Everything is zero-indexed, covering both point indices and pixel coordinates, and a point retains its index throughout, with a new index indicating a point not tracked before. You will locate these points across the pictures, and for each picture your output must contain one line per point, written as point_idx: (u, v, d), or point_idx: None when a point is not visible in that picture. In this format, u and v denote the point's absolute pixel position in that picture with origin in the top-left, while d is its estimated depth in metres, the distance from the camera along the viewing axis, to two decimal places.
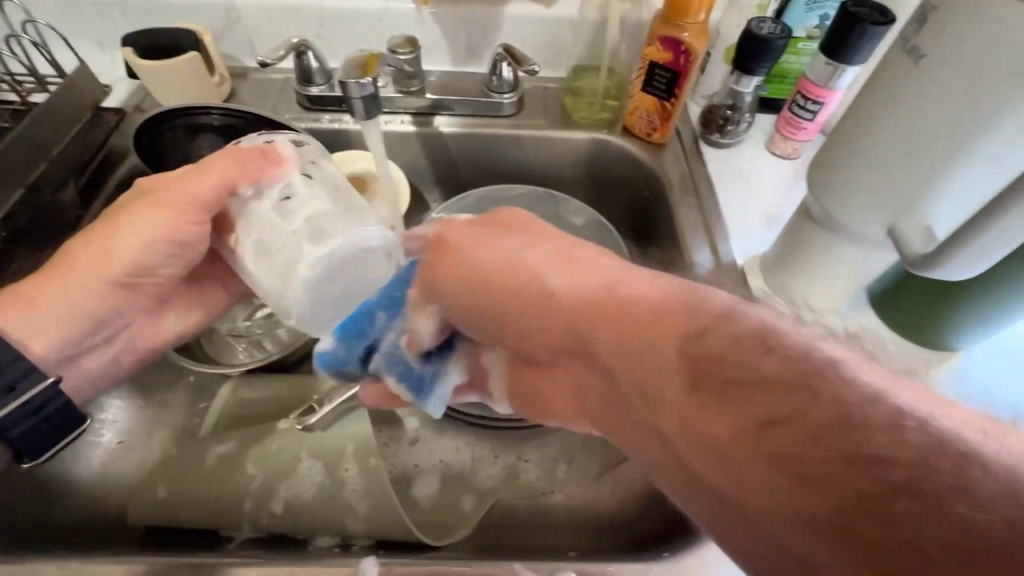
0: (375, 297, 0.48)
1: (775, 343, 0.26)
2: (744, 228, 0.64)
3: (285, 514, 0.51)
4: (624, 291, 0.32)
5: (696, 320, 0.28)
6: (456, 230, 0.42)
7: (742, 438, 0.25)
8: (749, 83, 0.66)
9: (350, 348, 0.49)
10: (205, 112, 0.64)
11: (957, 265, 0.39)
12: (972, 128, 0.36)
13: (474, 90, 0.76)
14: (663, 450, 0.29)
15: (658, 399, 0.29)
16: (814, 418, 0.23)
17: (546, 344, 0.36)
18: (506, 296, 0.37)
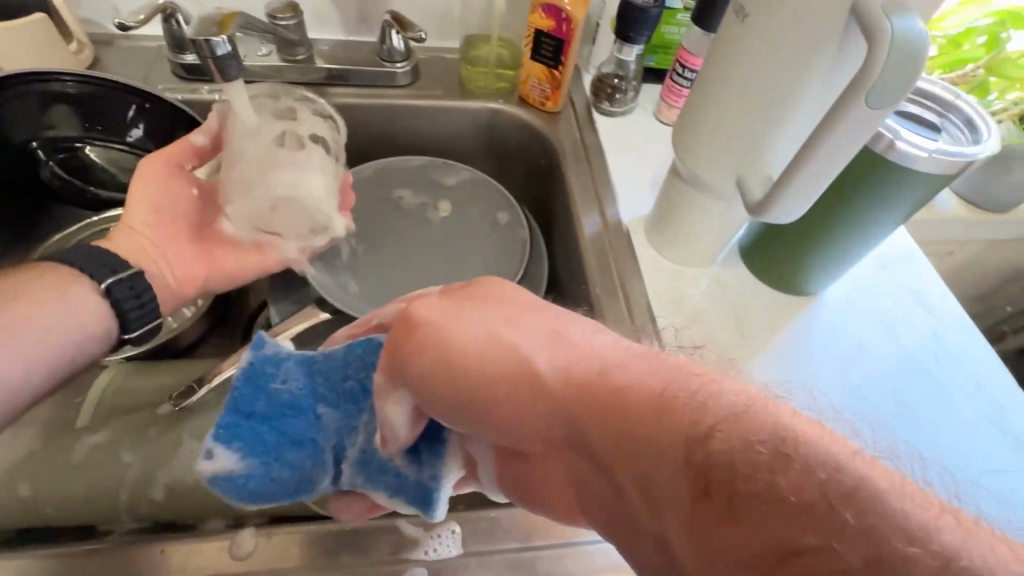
0: (298, 390, 0.42)
1: (767, 442, 0.27)
2: (631, 190, 0.68)
3: (168, 500, 0.49)
4: (626, 390, 0.32)
5: (697, 418, 0.29)
6: (423, 306, 0.38)
7: (747, 560, 0.26)
8: (631, 52, 0.69)
9: (301, 461, 0.40)
10: (55, 77, 0.58)
11: (783, 206, 0.42)
12: (785, 78, 0.40)
13: (366, 60, 0.74)
14: (666, 543, 0.30)
15: (664, 501, 0.29)
16: (835, 552, 0.24)
17: (516, 424, 0.35)
18: (497, 385, 0.35)
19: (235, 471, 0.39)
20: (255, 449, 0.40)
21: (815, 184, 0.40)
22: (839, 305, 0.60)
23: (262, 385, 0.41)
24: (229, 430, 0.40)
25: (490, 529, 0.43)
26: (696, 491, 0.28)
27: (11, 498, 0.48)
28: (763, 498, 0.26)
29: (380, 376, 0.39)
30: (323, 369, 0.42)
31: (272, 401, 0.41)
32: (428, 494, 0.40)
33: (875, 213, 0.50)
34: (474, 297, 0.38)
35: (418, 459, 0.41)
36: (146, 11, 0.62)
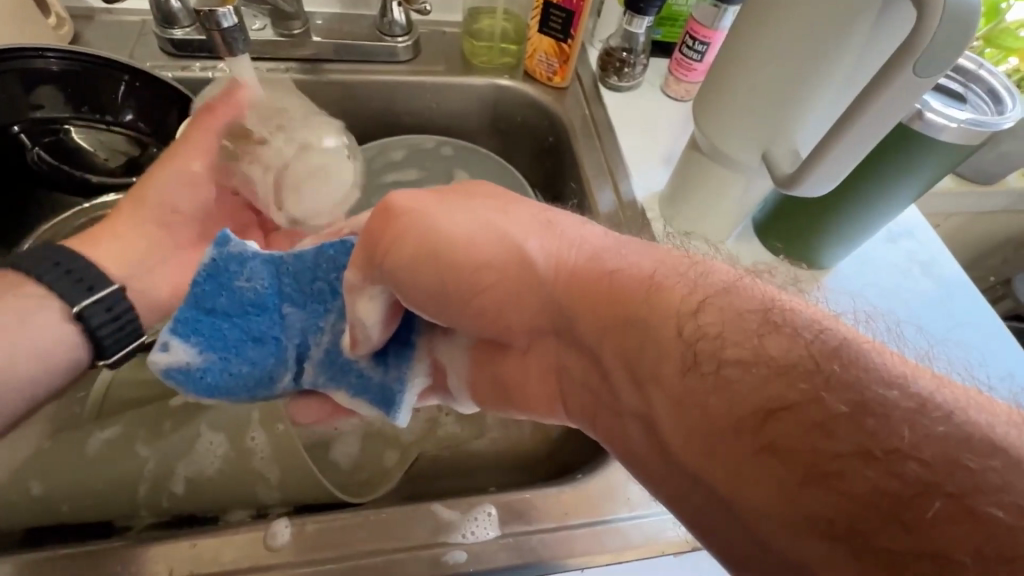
0: (258, 288, 0.43)
1: (759, 310, 0.31)
2: (643, 167, 0.67)
3: (189, 494, 0.47)
4: (617, 273, 0.36)
5: (690, 296, 0.33)
6: (404, 197, 0.40)
7: (733, 418, 0.29)
8: (641, 24, 0.67)
9: (264, 356, 0.44)
10: (38, 54, 0.55)
11: (816, 180, 0.41)
12: (820, 53, 0.39)
13: (364, 34, 0.71)
14: (651, 418, 0.33)
15: (649, 369, 0.33)
16: (817, 399, 0.27)
17: (500, 312, 0.40)
18: (484, 275, 0.38)
19: (193, 363, 0.43)
20: (213, 344, 0.43)
21: (853, 152, 0.39)
22: (851, 276, 0.61)
23: (224, 282, 0.43)
24: (186, 323, 0.43)
25: (524, 508, 0.43)
26: (685, 354, 0.31)
27: (26, 497, 0.46)
28: (750, 360, 0.29)
29: (352, 273, 0.40)
30: (293, 271, 0.44)
31: (240, 296, 0.43)
32: (392, 396, 0.44)
33: (895, 184, 0.50)
34: (461, 191, 0.41)
35: (384, 364, 0.45)
36: None
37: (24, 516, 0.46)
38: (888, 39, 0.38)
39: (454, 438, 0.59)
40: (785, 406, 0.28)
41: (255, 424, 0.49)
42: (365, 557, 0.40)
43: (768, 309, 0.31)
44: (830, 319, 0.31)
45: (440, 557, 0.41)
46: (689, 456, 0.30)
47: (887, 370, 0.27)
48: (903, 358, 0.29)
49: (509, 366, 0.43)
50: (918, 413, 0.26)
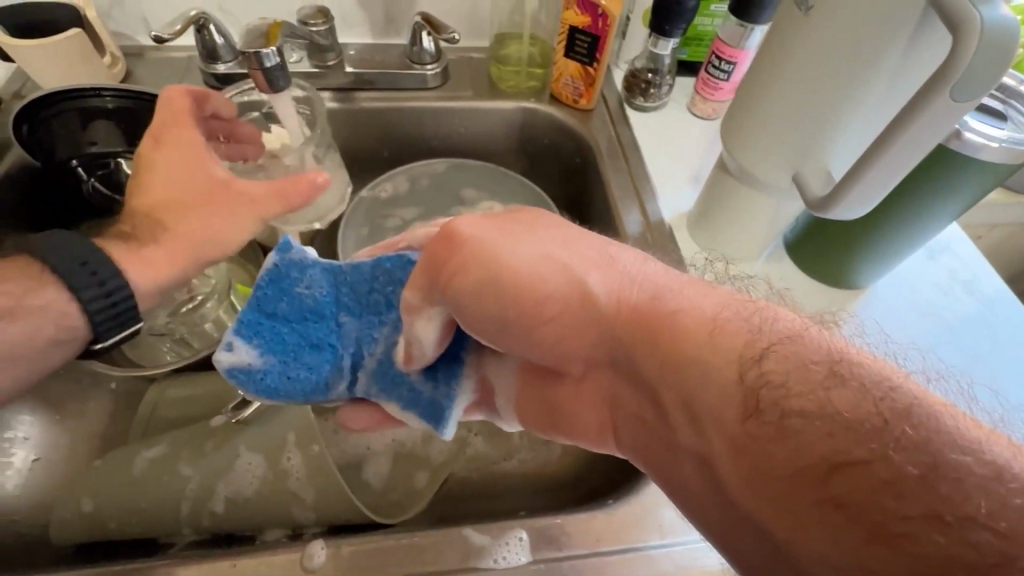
0: (319, 295, 0.45)
1: (824, 361, 0.32)
2: (670, 187, 0.67)
3: (227, 513, 0.48)
4: (681, 314, 0.36)
5: (755, 341, 0.33)
6: (463, 225, 0.40)
7: (800, 468, 0.29)
8: (666, 46, 0.68)
9: (320, 363, 0.45)
10: (94, 93, 0.58)
11: (852, 203, 0.41)
12: (853, 76, 0.39)
13: (395, 62, 0.73)
14: (709, 460, 0.33)
15: (711, 412, 0.33)
16: (886, 457, 0.27)
17: (556, 340, 0.41)
18: (546, 306, 0.39)
19: (254, 365, 0.43)
20: (274, 347, 0.44)
21: (887, 176, 0.38)
22: (889, 298, 0.59)
23: (286, 288, 0.45)
24: (250, 326, 0.44)
25: (554, 535, 0.43)
26: (748, 397, 0.31)
27: (77, 513, 0.48)
28: (815, 412, 0.30)
29: (408, 292, 0.41)
30: (351, 282, 0.46)
31: (303, 303, 0.45)
32: (440, 411, 0.45)
33: (932, 203, 0.49)
34: (517, 220, 0.41)
35: (434, 379, 0.46)
36: (180, 22, 0.62)
37: (75, 532, 0.48)
38: (920, 62, 0.37)
39: (481, 459, 0.60)
40: (852, 462, 0.28)
41: (291, 446, 0.50)
42: None
43: (833, 365, 0.31)
44: (895, 373, 0.31)
45: None
46: (747, 502, 0.31)
47: (959, 434, 0.28)
48: (978, 422, 0.29)
49: (560, 392, 0.44)
50: (993, 480, 0.26)
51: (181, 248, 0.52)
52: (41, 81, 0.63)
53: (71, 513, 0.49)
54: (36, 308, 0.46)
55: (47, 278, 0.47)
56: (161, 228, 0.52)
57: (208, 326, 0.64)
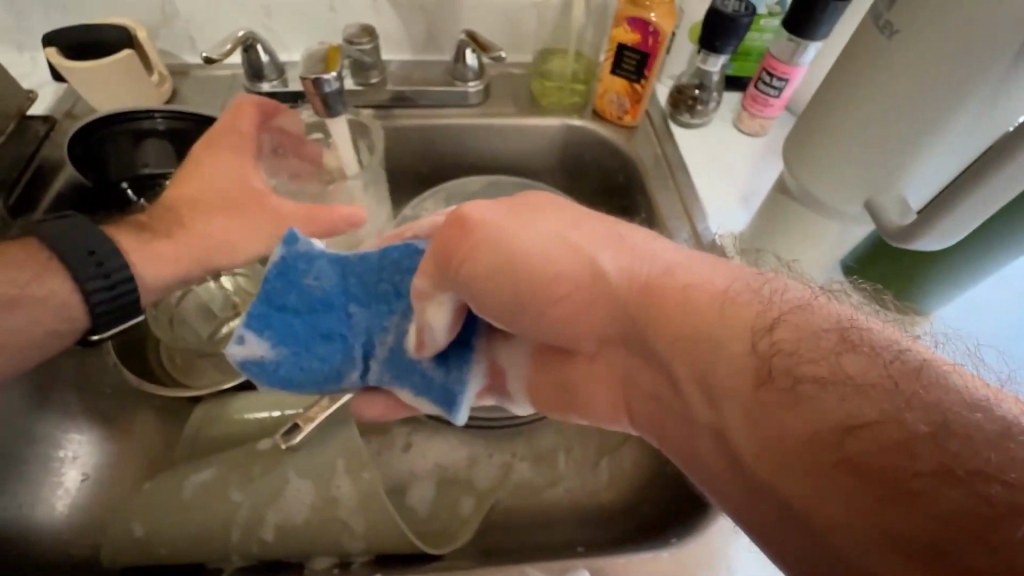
0: (328, 286, 0.43)
1: (833, 332, 0.30)
2: (719, 207, 0.66)
3: (278, 540, 0.48)
4: (692, 287, 0.34)
5: (766, 312, 0.31)
6: (475, 209, 0.39)
7: (811, 434, 0.27)
8: (716, 63, 0.66)
9: (332, 354, 0.43)
10: (146, 115, 0.58)
11: (935, 234, 0.39)
12: (940, 106, 0.37)
13: (438, 80, 0.73)
14: (724, 432, 0.31)
15: (723, 384, 0.31)
16: (899, 419, 0.26)
17: (567, 319, 0.39)
18: (558, 284, 0.37)
19: (267, 357, 0.42)
20: (287, 339, 0.42)
21: (980, 208, 0.37)
22: (953, 324, 0.58)
23: (294, 280, 0.43)
24: (260, 318, 0.42)
25: None
26: (759, 367, 0.30)
27: (129, 538, 0.48)
28: (826, 377, 0.28)
29: (420, 279, 0.40)
30: (359, 272, 0.45)
31: (312, 292, 0.43)
32: (452, 395, 0.43)
33: (1010, 230, 0.46)
34: (526, 203, 0.40)
35: (444, 364, 0.44)
36: (229, 43, 0.63)
37: (127, 556, 0.48)
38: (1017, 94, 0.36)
39: (527, 485, 0.59)
40: (864, 425, 0.26)
41: (341, 473, 0.49)
42: None
43: (842, 334, 0.30)
44: (909, 342, 0.30)
45: None
46: (766, 476, 0.28)
47: (967, 395, 0.26)
48: (987, 383, 0.28)
49: (574, 373, 0.42)
50: (1003, 436, 0.24)
51: (190, 247, 0.52)
52: (93, 100, 0.64)
53: (121, 537, 0.49)
54: (41, 298, 0.47)
55: (54, 266, 0.47)
56: (209, 244, 0.52)
57: None
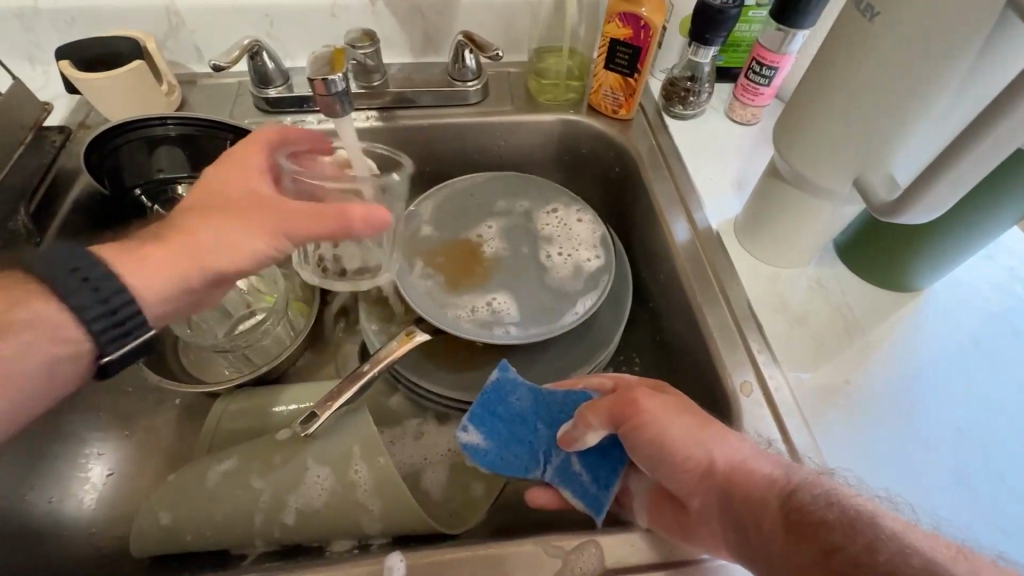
0: (525, 401, 0.50)
1: (831, 492, 0.37)
2: (713, 194, 0.68)
3: (299, 525, 0.50)
4: (750, 467, 0.41)
5: (793, 483, 0.39)
6: (643, 395, 0.45)
7: (811, 560, 0.34)
8: (706, 54, 0.68)
9: (523, 456, 0.49)
10: (160, 121, 0.61)
11: (917, 210, 0.41)
12: (920, 83, 0.39)
13: (437, 81, 0.75)
14: (766, 564, 0.37)
15: (760, 529, 0.38)
16: (865, 546, 0.32)
17: (681, 489, 0.43)
18: (682, 475, 0.42)
19: (483, 447, 0.48)
20: (497, 435, 0.49)
21: (957, 181, 0.38)
22: (948, 299, 0.60)
23: (503, 398, 0.50)
24: (481, 415, 0.49)
25: (626, 549, 0.43)
26: (784, 513, 0.37)
27: (156, 526, 0.50)
28: (818, 521, 0.35)
29: (591, 432, 0.45)
30: (550, 402, 0.50)
31: (516, 410, 0.50)
32: (597, 501, 0.46)
33: (1000, 200, 0.48)
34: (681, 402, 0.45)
35: (596, 473, 0.47)
36: (236, 50, 0.65)
37: (155, 544, 0.50)
38: (990, 71, 0.38)
39: None
40: (834, 548, 0.34)
41: (358, 457, 0.51)
42: None
43: (843, 504, 0.35)
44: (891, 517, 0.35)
45: None
46: None
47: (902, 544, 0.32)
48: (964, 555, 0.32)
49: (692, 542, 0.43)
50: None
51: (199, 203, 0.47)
52: (105, 109, 0.66)
53: (148, 525, 0.51)
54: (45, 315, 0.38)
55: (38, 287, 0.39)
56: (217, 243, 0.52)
57: (267, 343, 0.66)
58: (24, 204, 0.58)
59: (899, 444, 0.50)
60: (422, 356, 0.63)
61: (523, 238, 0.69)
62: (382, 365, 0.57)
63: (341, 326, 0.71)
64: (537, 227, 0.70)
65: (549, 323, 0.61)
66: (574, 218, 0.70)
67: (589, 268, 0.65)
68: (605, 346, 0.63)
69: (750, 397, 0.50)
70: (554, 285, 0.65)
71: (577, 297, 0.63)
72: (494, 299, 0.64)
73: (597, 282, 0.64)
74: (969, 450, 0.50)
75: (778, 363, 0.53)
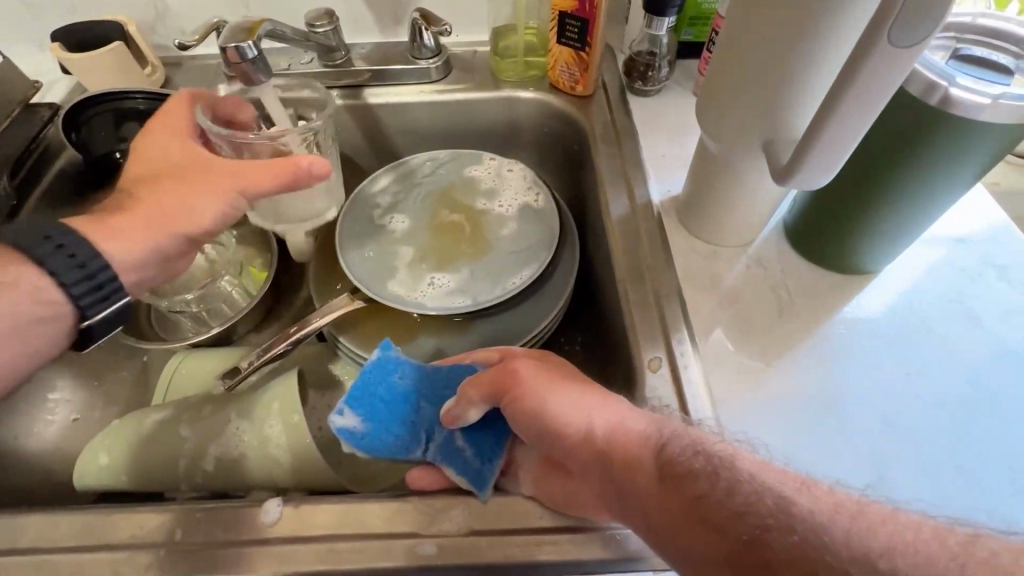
0: (406, 380, 0.50)
1: (696, 443, 0.37)
2: (664, 171, 0.65)
3: (219, 472, 0.53)
4: (625, 426, 0.41)
5: (665, 436, 0.39)
6: (523, 364, 0.45)
7: (685, 509, 0.34)
8: (662, 26, 0.66)
9: (403, 435, 0.48)
10: (127, 95, 0.65)
11: (817, 168, 0.39)
12: (795, 46, 0.38)
13: (401, 59, 0.76)
14: (646, 519, 0.37)
15: (634, 487, 0.38)
16: (730, 488, 0.33)
17: (563, 452, 0.43)
18: (564, 438, 0.42)
19: (360, 427, 0.47)
20: (375, 416, 0.48)
21: (854, 129, 0.36)
22: (902, 285, 0.55)
23: (384, 377, 0.50)
24: (359, 396, 0.49)
25: (503, 511, 0.43)
26: (657, 467, 0.37)
27: (96, 465, 0.54)
28: (687, 469, 0.35)
29: (473, 409, 0.45)
30: (431, 378, 0.51)
31: (398, 388, 0.50)
32: (480, 474, 0.45)
33: (942, 163, 0.44)
34: (560, 371, 0.45)
35: (479, 447, 0.47)
36: (202, 30, 0.69)
37: (95, 481, 0.54)
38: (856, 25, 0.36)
39: None
40: (703, 494, 0.34)
41: (275, 414, 0.54)
42: (348, 539, 0.42)
43: (707, 449, 0.36)
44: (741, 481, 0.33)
45: (411, 547, 0.41)
46: (667, 549, 0.35)
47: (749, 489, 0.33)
48: (804, 520, 0.30)
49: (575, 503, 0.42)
50: (785, 513, 0.31)
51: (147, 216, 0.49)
52: (90, 87, 0.72)
53: (90, 464, 0.55)
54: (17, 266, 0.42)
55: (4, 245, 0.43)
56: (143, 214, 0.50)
57: (225, 306, 0.71)
58: (10, 171, 0.64)
59: (834, 427, 0.47)
60: (359, 325, 0.65)
61: (469, 214, 0.69)
62: (315, 325, 0.60)
63: (297, 297, 0.74)
64: (485, 203, 0.70)
65: (482, 296, 0.62)
66: (505, 168, 0.72)
67: (535, 207, 0.68)
68: (539, 322, 0.62)
69: (658, 373, 0.49)
70: (500, 253, 0.66)
71: (514, 272, 0.63)
72: (434, 276, 0.64)
73: (535, 259, 0.64)
74: (915, 430, 0.47)
75: (696, 341, 0.51)
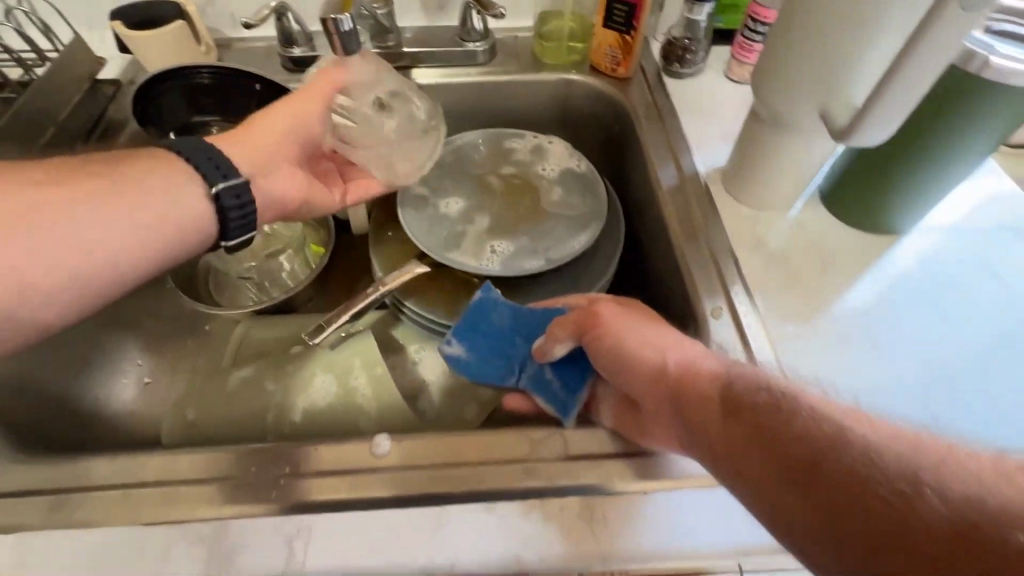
0: (503, 318, 0.56)
1: (765, 378, 0.39)
2: (706, 146, 0.70)
3: (306, 421, 0.56)
4: (696, 364, 0.43)
5: (735, 372, 0.41)
6: (606, 307, 0.49)
7: (745, 434, 0.36)
8: (701, 11, 0.71)
9: (501, 365, 0.55)
10: (195, 71, 0.68)
11: (877, 120, 0.45)
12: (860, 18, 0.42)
13: (449, 42, 0.80)
14: (708, 446, 0.39)
15: (699, 416, 0.40)
16: (792, 416, 0.35)
17: (634, 388, 0.46)
18: (636, 374, 0.45)
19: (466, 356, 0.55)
20: (478, 347, 0.55)
21: (912, 88, 0.43)
22: (928, 246, 0.61)
23: (483, 315, 0.56)
24: (463, 330, 0.56)
25: (592, 440, 0.47)
26: (721, 397, 0.40)
27: (183, 420, 0.57)
28: (749, 400, 0.38)
29: (563, 341, 0.50)
30: (526, 319, 0.55)
31: (496, 325, 0.56)
32: (565, 405, 0.50)
33: (973, 125, 0.50)
34: (641, 315, 0.49)
35: (566, 381, 0.51)
36: (264, 11, 0.72)
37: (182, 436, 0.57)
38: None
39: None
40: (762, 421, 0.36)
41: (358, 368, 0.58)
42: (454, 467, 0.45)
43: (772, 385, 0.38)
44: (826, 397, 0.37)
45: (513, 473, 0.45)
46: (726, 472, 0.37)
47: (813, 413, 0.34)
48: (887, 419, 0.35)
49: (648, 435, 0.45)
50: (841, 439, 0.32)
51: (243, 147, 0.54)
52: (150, 65, 0.74)
53: (177, 419, 0.57)
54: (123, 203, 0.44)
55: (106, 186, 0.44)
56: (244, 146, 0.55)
57: (285, 277, 0.74)
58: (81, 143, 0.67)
59: (874, 365, 0.52)
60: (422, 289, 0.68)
61: (527, 181, 0.74)
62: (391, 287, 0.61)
63: (353, 268, 0.77)
64: (535, 173, 0.74)
65: (544, 259, 0.66)
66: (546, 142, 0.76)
67: (579, 172, 0.73)
68: (594, 285, 0.67)
69: (720, 320, 0.54)
70: (554, 220, 0.70)
71: (570, 237, 0.67)
72: (496, 243, 0.68)
73: (588, 225, 0.68)
74: (946, 365, 0.52)
75: (749, 293, 0.56)
